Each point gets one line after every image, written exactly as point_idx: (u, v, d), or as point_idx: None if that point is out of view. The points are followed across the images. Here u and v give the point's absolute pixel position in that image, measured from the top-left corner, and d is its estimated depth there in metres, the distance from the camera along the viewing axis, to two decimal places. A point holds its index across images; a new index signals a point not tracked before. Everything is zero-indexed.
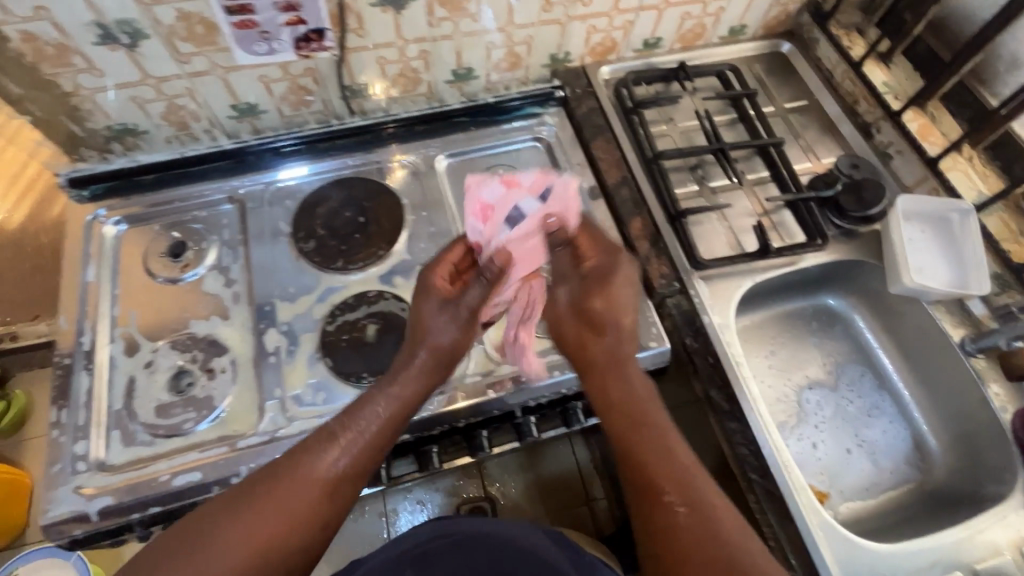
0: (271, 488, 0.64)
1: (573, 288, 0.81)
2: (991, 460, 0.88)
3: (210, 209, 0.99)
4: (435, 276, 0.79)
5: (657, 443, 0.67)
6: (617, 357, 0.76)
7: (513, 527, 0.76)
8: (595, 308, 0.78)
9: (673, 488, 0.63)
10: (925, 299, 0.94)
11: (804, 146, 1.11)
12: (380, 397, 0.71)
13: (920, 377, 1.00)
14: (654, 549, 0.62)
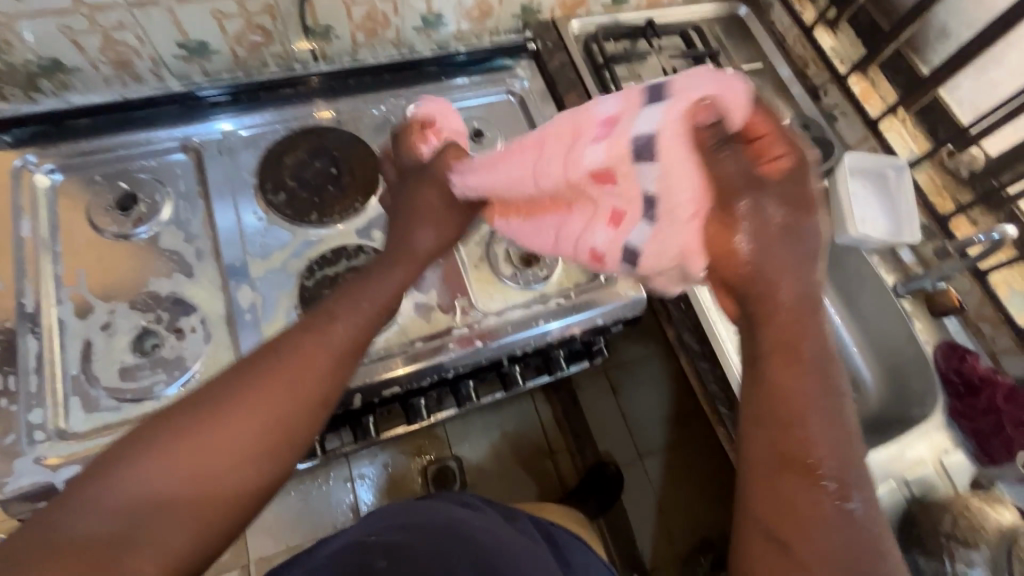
0: (247, 392, 0.51)
1: (756, 199, 0.55)
2: (918, 387, 1.01)
3: (161, 159, 0.91)
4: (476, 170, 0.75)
5: (826, 414, 0.50)
6: (810, 297, 0.54)
7: (484, 521, 0.71)
8: (780, 221, 0.55)
9: (835, 466, 0.48)
10: (864, 248, 1.05)
11: None
12: (374, 282, 0.66)
13: (856, 320, 1.12)
14: (790, 538, 0.47)
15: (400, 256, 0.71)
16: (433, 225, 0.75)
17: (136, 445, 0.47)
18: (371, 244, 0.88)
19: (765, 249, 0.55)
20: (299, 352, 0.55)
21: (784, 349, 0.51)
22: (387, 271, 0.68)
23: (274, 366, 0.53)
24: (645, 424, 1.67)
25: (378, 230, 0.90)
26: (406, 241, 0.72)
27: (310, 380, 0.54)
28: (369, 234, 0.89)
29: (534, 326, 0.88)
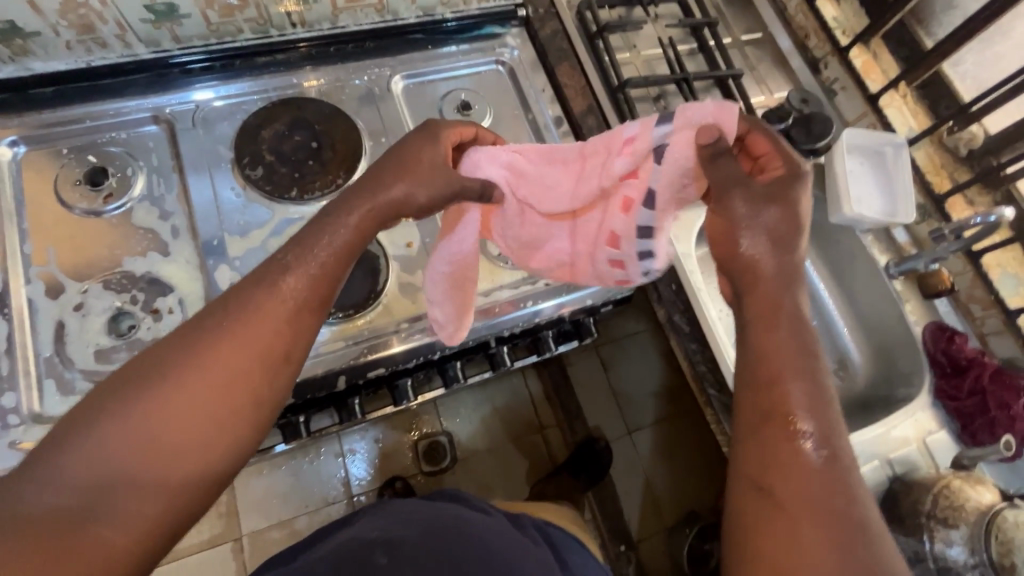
0: (199, 350, 0.49)
1: (745, 194, 0.59)
2: (904, 367, 1.01)
3: (132, 132, 0.86)
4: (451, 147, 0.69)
5: (804, 370, 0.54)
6: (789, 273, 0.58)
7: (492, 523, 0.71)
8: (777, 219, 0.59)
9: (808, 414, 0.51)
10: (859, 228, 1.04)
11: (758, 79, 1.13)
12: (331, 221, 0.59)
13: (847, 300, 1.11)
14: (764, 482, 0.50)
15: (358, 202, 0.60)
16: (420, 184, 0.63)
17: (85, 414, 0.45)
18: None
19: (759, 239, 0.59)
20: (254, 306, 0.52)
21: (763, 314, 0.57)
22: (341, 215, 0.59)
23: (226, 321, 0.51)
24: (634, 402, 1.69)
25: None
26: (370, 195, 0.61)
27: (265, 331, 0.52)
28: None
29: (522, 306, 0.86)
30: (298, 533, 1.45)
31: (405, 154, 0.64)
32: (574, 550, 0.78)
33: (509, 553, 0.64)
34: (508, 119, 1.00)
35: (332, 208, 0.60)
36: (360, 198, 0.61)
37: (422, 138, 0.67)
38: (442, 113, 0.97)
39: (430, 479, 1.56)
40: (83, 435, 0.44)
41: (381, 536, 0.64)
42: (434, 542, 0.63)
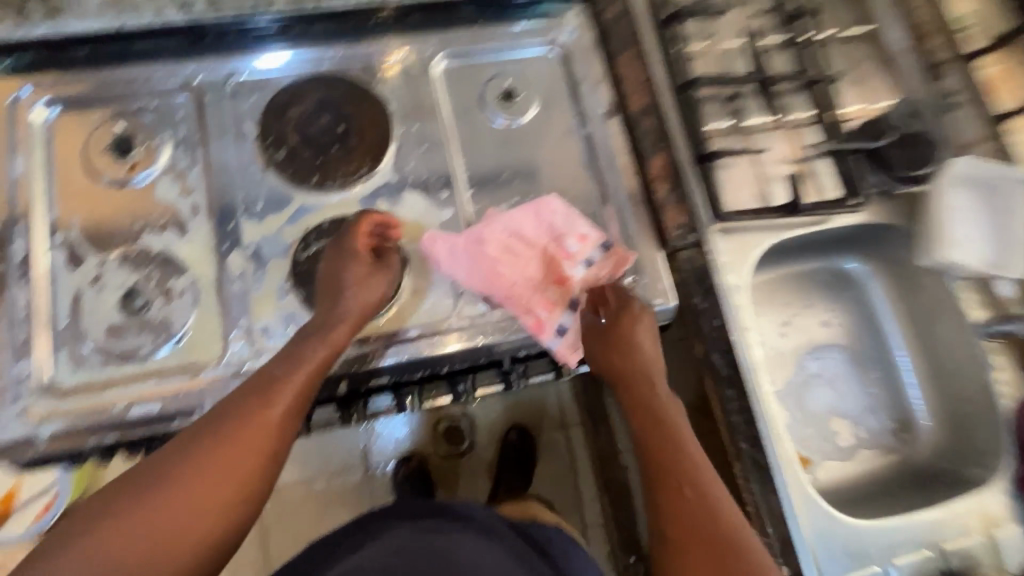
0: (178, 471, 0.54)
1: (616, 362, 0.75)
2: (981, 443, 0.87)
3: (161, 100, 0.83)
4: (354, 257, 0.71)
5: (686, 487, 0.64)
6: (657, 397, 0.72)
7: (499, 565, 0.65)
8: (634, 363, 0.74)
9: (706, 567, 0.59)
10: (951, 274, 0.88)
11: (856, 84, 0.96)
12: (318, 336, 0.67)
13: (925, 352, 0.96)
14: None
15: (337, 317, 0.68)
16: (368, 293, 0.71)
17: (80, 529, 0.51)
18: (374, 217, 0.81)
19: (614, 363, 0.75)
20: (237, 424, 0.58)
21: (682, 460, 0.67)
22: (327, 327, 0.68)
23: (210, 441, 0.56)
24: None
25: (384, 201, 0.81)
26: (332, 316, 0.69)
27: (244, 448, 0.57)
28: (373, 205, 0.81)
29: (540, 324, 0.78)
30: (314, 495, 1.49)
31: (332, 275, 0.71)
32: (572, 548, 0.77)
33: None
34: (555, 113, 0.89)
35: (308, 326, 0.68)
36: (331, 312, 0.69)
37: (337, 257, 0.72)
38: (483, 101, 0.88)
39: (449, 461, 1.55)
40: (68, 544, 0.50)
41: None
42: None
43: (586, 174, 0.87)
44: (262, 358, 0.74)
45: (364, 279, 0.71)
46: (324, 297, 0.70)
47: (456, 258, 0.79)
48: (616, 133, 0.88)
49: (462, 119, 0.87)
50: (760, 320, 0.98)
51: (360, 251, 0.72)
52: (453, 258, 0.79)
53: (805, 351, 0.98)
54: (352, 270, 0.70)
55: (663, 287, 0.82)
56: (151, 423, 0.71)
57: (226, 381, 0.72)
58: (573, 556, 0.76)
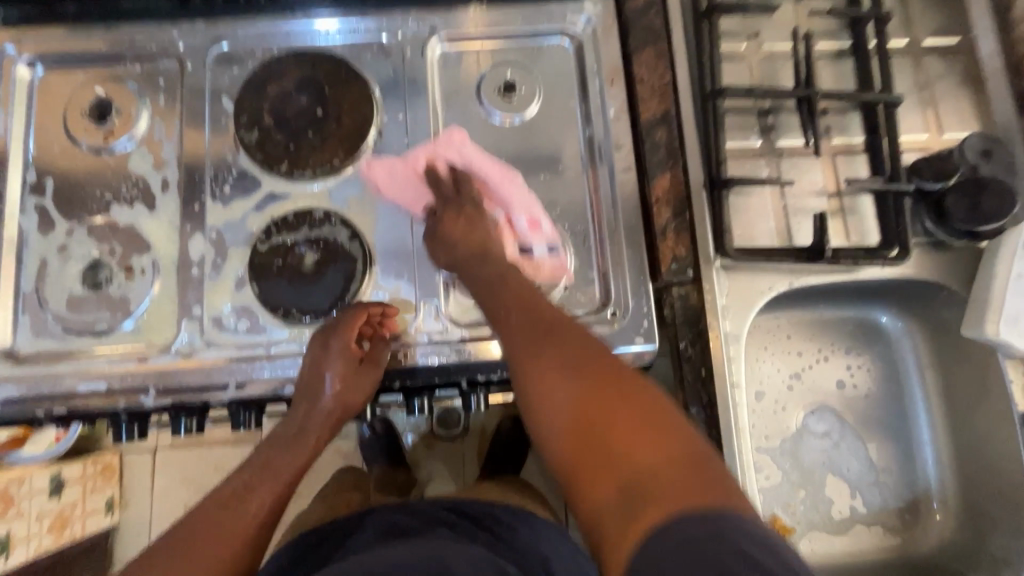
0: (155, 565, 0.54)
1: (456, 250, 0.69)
2: (1003, 550, 0.76)
3: (145, 65, 0.80)
4: (342, 347, 0.68)
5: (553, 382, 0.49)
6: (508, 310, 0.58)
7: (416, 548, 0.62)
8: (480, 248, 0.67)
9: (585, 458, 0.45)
10: (1003, 352, 0.73)
11: (926, 108, 0.81)
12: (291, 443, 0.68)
13: (956, 431, 0.84)
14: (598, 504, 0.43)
15: (310, 423, 0.69)
16: (350, 392, 0.70)
17: None
18: (341, 212, 0.75)
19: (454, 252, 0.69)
20: (211, 528, 0.59)
21: (534, 313, 0.55)
22: (303, 428, 0.68)
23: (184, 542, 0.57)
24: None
25: (355, 195, 0.76)
26: (308, 421, 0.69)
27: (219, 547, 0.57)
28: (343, 199, 0.76)
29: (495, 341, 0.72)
30: None
31: (313, 377, 0.68)
32: (519, 521, 0.74)
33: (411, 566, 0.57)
34: (557, 111, 0.79)
35: (280, 436, 0.69)
36: (309, 417, 0.69)
37: (320, 357, 0.68)
38: (478, 92, 0.79)
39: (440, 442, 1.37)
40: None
41: None
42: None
43: (581, 183, 0.76)
44: (212, 350, 0.72)
45: (347, 380, 0.70)
46: (300, 398, 0.69)
47: (400, 266, 0.74)
48: (623, 140, 0.77)
49: (452, 110, 0.79)
50: (767, 366, 0.87)
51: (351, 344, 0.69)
52: (394, 181, 0.76)
53: (812, 409, 0.87)
54: (336, 371, 0.69)
55: (647, 326, 0.72)
56: (100, 400, 0.71)
57: (172, 369, 0.71)
58: (522, 529, 0.72)
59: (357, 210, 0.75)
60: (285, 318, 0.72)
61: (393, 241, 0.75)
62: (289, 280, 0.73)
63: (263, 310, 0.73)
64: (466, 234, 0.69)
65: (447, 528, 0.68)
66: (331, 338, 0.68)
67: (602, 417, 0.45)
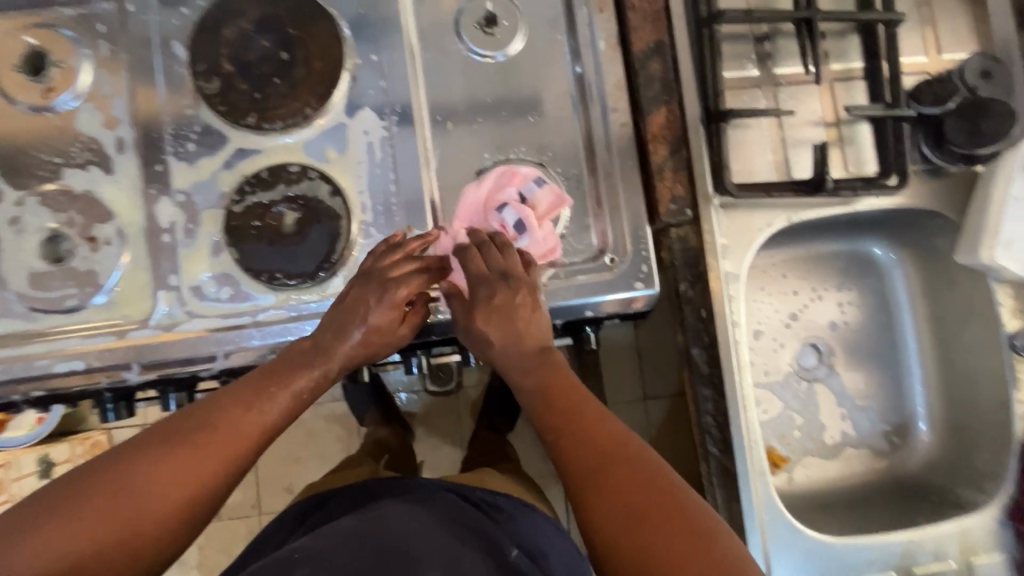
0: (156, 463, 0.50)
1: (494, 323, 0.62)
2: (982, 464, 0.80)
3: (80, 9, 0.71)
4: (383, 263, 0.64)
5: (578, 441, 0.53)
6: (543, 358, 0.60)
7: (435, 527, 0.61)
8: (515, 306, 0.61)
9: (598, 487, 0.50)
10: (994, 276, 0.74)
11: (926, 28, 0.77)
12: (314, 357, 0.61)
13: (942, 356, 0.86)
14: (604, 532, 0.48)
15: (339, 344, 0.62)
16: (385, 311, 0.63)
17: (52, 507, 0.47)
18: (320, 166, 0.70)
19: (496, 330, 0.61)
20: (209, 433, 0.53)
21: (546, 391, 0.58)
22: (331, 342, 0.62)
23: (180, 442, 0.52)
24: (659, 366, 1.17)
25: (333, 147, 0.70)
26: (336, 341, 0.62)
27: (219, 449, 0.53)
28: (321, 152, 0.70)
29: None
30: None
31: (358, 302, 0.62)
32: (520, 511, 0.73)
33: (420, 543, 0.57)
34: (544, 45, 0.73)
35: (298, 349, 0.61)
36: (337, 333, 0.62)
37: (366, 277, 0.63)
38: (458, 27, 0.73)
39: (435, 400, 1.37)
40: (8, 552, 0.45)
41: (307, 546, 0.55)
42: (345, 558, 0.52)
43: (573, 123, 0.72)
44: (195, 321, 0.68)
45: (382, 317, 0.63)
46: (336, 312, 0.63)
47: (390, 223, 0.70)
48: (616, 74, 0.72)
49: (430, 48, 0.72)
50: (762, 303, 0.88)
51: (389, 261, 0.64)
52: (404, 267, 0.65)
53: (806, 343, 0.88)
54: (369, 294, 0.63)
55: (646, 270, 0.70)
56: (80, 379, 0.68)
57: (154, 343, 0.67)
58: (519, 519, 0.71)
59: (336, 163, 0.70)
60: (270, 284, 0.68)
61: (380, 197, 0.70)
62: (270, 242, 0.68)
63: (245, 276, 0.69)
64: (506, 335, 0.61)
65: (447, 504, 0.68)
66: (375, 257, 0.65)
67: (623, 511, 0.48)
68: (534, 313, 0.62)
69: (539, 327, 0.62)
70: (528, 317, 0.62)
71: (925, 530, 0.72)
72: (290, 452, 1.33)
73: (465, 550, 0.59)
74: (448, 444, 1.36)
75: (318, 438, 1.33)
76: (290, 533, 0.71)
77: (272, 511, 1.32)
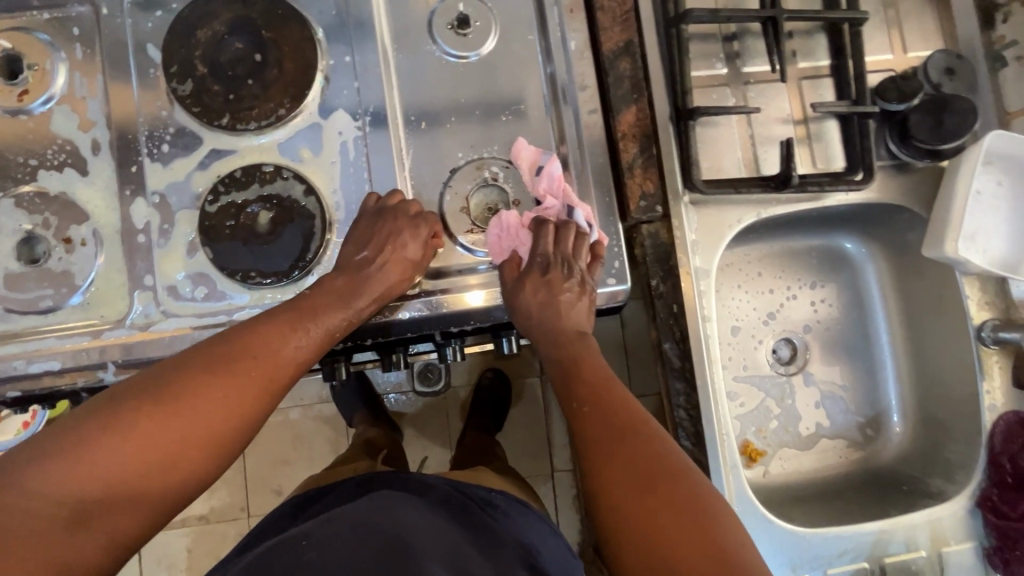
0: (202, 389, 0.51)
1: (542, 294, 0.66)
2: (952, 454, 0.81)
3: (55, 12, 0.72)
4: (409, 210, 0.67)
5: (595, 406, 0.56)
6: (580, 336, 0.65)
7: (430, 520, 0.61)
8: (568, 284, 0.66)
9: (615, 452, 0.52)
10: (959, 270, 0.76)
11: (892, 27, 0.79)
12: (342, 292, 0.63)
13: (913, 348, 0.87)
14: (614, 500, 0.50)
15: (360, 286, 0.64)
16: (406, 252, 0.66)
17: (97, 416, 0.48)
18: (294, 166, 0.71)
19: (540, 302, 0.65)
20: (248, 364, 0.55)
21: (577, 366, 0.61)
22: (356, 280, 0.64)
23: (223, 372, 0.53)
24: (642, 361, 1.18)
25: (307, 148, 0.71)
26: (360, 279, 0.64)
27: (258, 375, 0.55)
28: (295, 152, 0.71)
29: (477, 270, 0.71)
30: None
31: (369, 234, 0.65)
32: (515, 509, 0.73)
33: (417, 531, 0.58)
34: (515, 45, 0.73)
35: (329, 288, 0.63)
36: (359, 269, 0.64)
37: (389, 218, 0.66)
38: (430, 28, 0.74)
39: (422, 400, 1.37)
40: (45, 469, 0.45)
41: (302, 537, 0.56)
42: (351, 539, 0.55)
43: (545, 123, 0.73)
44: (170, 320, 0.69)
45: (408, 252, 0.66)
46: (354, 255, 0.65)
47: None
48: (587, 75, 0.73)
49: (404, 50, 0.73)
50: (738, 298, 0.89)
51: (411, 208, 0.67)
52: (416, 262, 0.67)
53: (782, 338, 0.90)
54: (395, 238, 0.65)
55: (618, 267, 0.71)
56: (56, 379, 0.68)
57: (129, 343, 0.68)
58: (516, 517, 0.71)
59: (311, 163, 0.71)
60: (244, 283, 0.69)
61: (354, 196, 0.71)
62: (244, 241, 0.69)
63: (221, 276, 0.69)
64: (545, 310, 0.65)
65: (438, 500, 0.68)
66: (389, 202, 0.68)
67: (645, 499, 0.49)
68: (579, 299, 0.67)
69: (581, 316, 0.66)
70: (575, 284, 0.66)
71: (896, 521, 0.73)
72: (277, 453, 1.33)
73: (462, 545, 0.60)
74: (435, 443, 1.36)
75: (306, 439, 1.33)
76: (284, 524, 0.72)
77: (260, 512, 1.32)
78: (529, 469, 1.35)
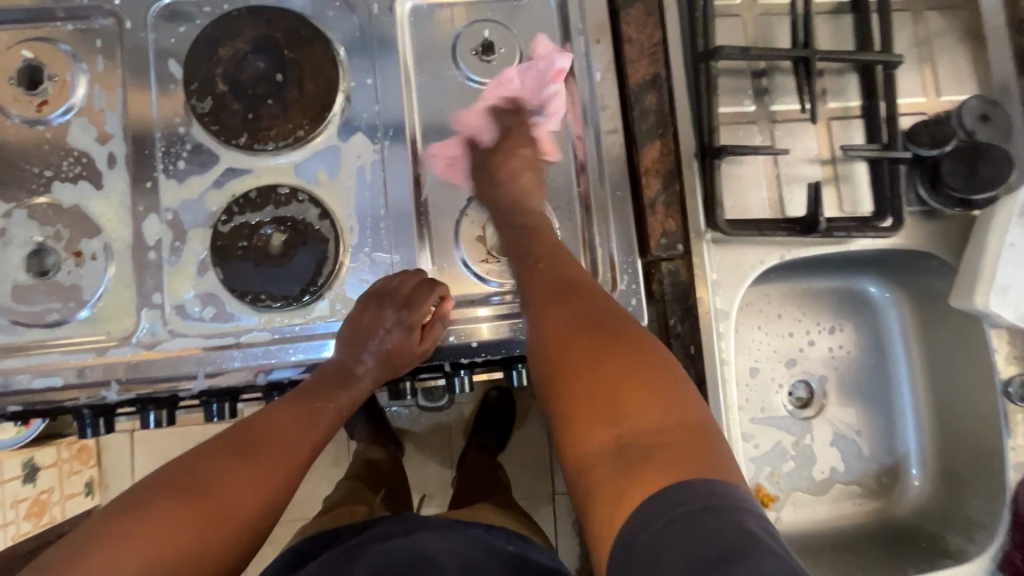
0: (225, 479, 0.54)
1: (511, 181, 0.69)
2: (973, 512, 0.78)
3: (78, 24, 0.71)
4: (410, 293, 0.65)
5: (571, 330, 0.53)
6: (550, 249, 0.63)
7: (415, 547, 0.60)
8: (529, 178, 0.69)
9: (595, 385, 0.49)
10: (987, 322, 0.74)
11: (925, 69, 0.77)
12: (345, 372, 0.66)
13: (935, 398, 0.85)
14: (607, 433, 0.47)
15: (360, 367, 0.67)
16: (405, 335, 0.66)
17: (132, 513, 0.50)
18: (310, 188, 0.70)
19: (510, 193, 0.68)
20: (270, 448, 0.58)
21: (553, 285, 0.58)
22: (348, 359, 0.66)
23: (247, 456, 0.56)
24: None
25: (324, 170, 0.70)
26: (357, 362, 0.66)
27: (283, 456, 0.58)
28: (311, 173, 0.70)
29: (490, 300, 0.69)
30: None
31: (360, 318, 0.66)
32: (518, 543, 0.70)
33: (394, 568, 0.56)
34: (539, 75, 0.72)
35: (326, 372, 0.65)
36: (352, 348, 0.66)
37: (385, 307, 0.65)
38: (454, 53, 0.72)
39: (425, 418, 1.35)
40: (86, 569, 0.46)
41: None
42: None
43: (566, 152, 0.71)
44: (177, 340, 0.67)
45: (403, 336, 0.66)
46: (348, 333, 0.66)
47: (377, 247, 0.70)
48: (611, 107, 0.72)
49: (426, 74, 0.72)
50: (757, 336, 0.86)
51: (411, 292, 0.65)
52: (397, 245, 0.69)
53: (799, 380, 0.87)
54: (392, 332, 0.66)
55: (635, 304, 0.69)
56: (58, 395, 0.67)
57: (134, 361, 0.67)
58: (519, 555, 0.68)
59: (327, 186, 0.70)
60: (254, 305, 0.67)
61: (368, 221, 0.70)
62: (256, 262, 0.67)
63: (230, 297, 0.68)
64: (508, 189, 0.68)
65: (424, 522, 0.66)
66: (388, 287, 0.66)
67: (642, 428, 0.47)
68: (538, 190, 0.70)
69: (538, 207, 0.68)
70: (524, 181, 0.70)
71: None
72: None
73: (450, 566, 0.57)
74: (436, 463, 1.34)
75: None
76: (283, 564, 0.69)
77: None
78: (531, 494, 1.33)
